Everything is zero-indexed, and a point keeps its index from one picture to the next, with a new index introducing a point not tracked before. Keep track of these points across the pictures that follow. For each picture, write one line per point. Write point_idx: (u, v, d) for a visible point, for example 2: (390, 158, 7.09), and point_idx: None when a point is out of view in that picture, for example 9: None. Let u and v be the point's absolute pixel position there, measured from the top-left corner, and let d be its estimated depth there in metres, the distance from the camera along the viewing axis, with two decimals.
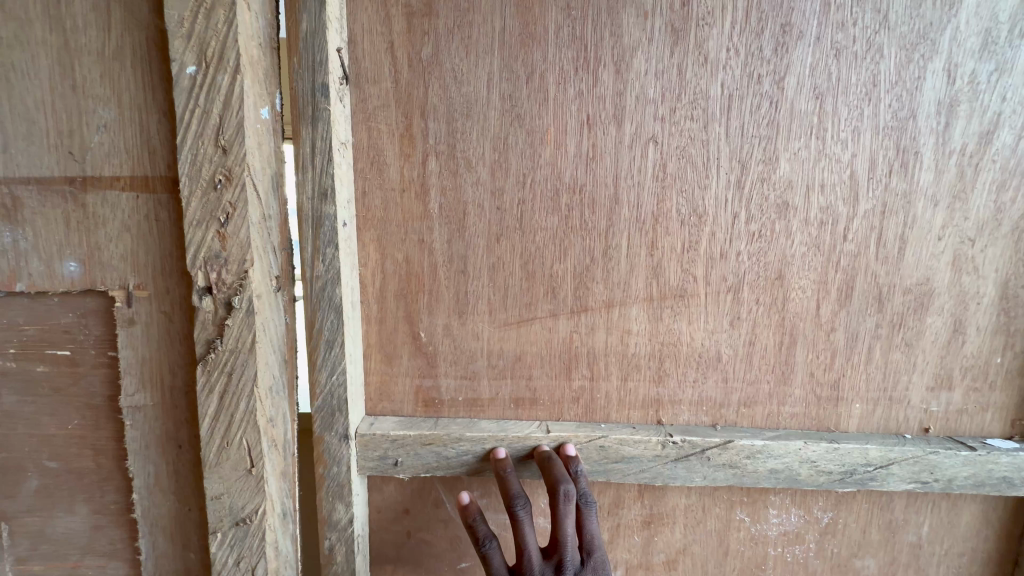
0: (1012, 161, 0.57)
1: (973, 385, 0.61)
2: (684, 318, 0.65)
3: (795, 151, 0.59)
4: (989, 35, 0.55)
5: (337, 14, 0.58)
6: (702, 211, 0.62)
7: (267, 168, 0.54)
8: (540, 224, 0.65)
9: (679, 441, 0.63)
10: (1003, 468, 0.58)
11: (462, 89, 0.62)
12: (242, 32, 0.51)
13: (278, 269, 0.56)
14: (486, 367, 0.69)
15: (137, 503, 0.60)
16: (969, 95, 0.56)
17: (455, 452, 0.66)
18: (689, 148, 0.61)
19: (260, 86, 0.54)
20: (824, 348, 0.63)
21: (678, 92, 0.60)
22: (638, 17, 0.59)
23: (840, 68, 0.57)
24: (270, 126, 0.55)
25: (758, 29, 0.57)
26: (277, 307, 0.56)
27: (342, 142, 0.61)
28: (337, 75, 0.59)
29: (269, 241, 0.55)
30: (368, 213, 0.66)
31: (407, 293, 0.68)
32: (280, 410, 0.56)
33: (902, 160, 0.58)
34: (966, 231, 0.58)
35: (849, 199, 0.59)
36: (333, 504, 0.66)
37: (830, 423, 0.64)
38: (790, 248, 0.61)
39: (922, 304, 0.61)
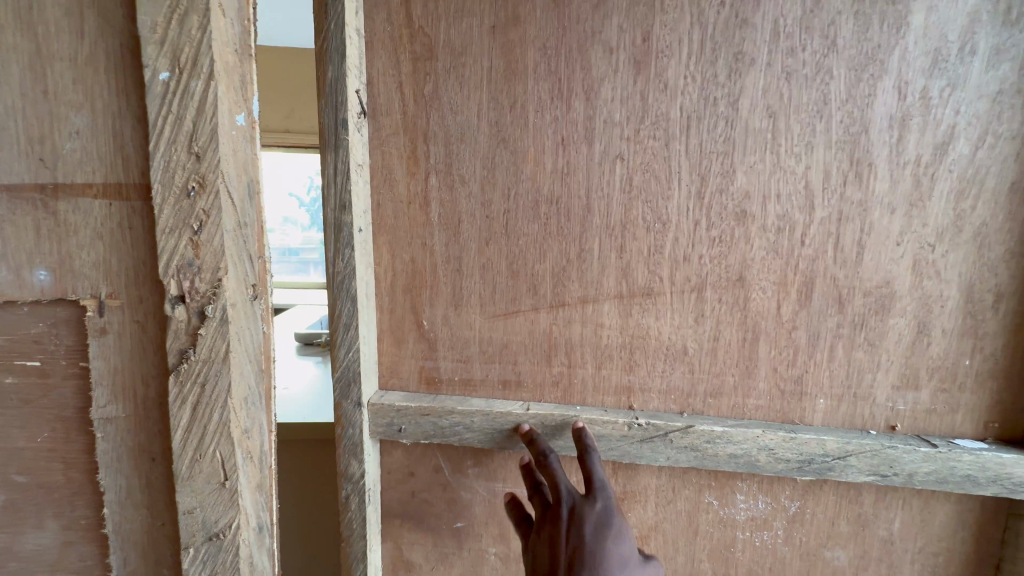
0: (970, 169, 0.55)
1: (941, 385, 0.61)
2: (651, 314, 0.67)
3: (751, 165, 0.60)
4: (939, 54, 0.53)
5: (356, 58, 0.63)
6: (666, 219, 0.64)
7: (243, 174, 0.53)
8: (522, 230, 0.68)
9: (644, 424, 0.65)
10: (965, 466, 0.58)
11: (457, 118, 0.66)
12: (216, 39, 0.50)
13: (256, 276, 0.54)
14: (480, 353, 0.73)
15: (108, 519, 0.59)
16: (921, 110, 0.55)
17: (450, 423, 0.70)
18: (654, 164, 0.63)
19: (237, 91, 0.53)
20: (787, 345, 0.64)
21: (642, 116, 0.62)
22: (604, 52, 0.61)
23: (793, 90, 0.57)
24: (247, 132, 0.54)
25: (714, 57, 0.59)
26: (255, 316, 0.54)
27: (360, 166, 0.65)
28: (356, 110, 0.64)
29: (245, 248, 0.53)
30: (382, 223, 0.71)
31: (412, 288, 0.72)
32: (257, 422, 0.55)
33: (857, 170, 0.57)
34: (926, 237, 0.57)
35: (805, 207, 0.60)
36: (349, 459, 0.71)
37: (794, 416, 0.65)
38: (749, 254, 0.62)
39: (883, 304, 0.60)
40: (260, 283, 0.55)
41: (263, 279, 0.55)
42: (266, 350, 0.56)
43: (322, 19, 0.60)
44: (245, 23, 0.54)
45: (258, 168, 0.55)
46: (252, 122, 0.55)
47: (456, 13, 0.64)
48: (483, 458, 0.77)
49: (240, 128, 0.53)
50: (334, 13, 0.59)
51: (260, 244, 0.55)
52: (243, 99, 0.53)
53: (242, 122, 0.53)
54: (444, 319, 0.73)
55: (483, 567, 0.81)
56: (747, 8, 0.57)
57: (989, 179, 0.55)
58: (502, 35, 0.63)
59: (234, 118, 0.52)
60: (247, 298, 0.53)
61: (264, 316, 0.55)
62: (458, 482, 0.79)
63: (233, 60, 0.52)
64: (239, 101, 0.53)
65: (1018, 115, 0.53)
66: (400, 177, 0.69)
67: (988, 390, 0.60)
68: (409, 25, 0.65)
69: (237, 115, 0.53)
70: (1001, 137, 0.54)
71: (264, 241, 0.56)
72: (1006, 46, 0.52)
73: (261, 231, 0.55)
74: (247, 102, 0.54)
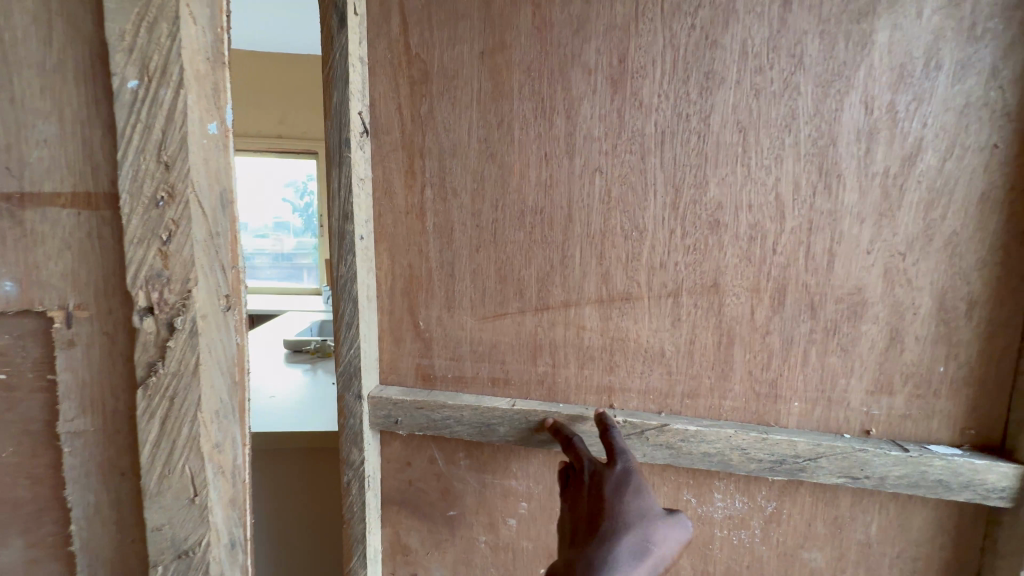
0: (939, 180, 0.55)
1: (915, 392, 0.62)
2: (631, 317, 0.70)
3: (723, 176, 0.62)
4: (905, 69, 0.54)
5: (359, 84, 0.70)
6: (642, 228, 0.67)
7: (216, 183, 0.52)
8: (509, 238, 0.72)
9: (621, 422, 0.68)
10: (937, 471, 0.59)
11: (450, 135, 0.71)
12: (187, 47, 0.49)
13: (229, 286, 0.53)
14: (470, 352, 0.77)
15: (76, 535, 0.57)
16: (888, 123, 0.56)
17: (441, 416, 0.75)
18: (630, 176, 0.66)
19: (209, 99, 0.52)
20: (761, 349, 0.66)
21: (619, 131, 0.65)
22: (583, 73, 0.65)
23: (761, 106, 0.59)
24: (220, 140, 0.53)
25: (685, 76, 0.61)
26: (228, 327, 0.53)
27: (360, 179, 0.72)
28: (358, 130, 0.71)
29: (217, 257, 0.52)
30: (383, 231, 0.76)
31: (408, 291, 0.78)
32: (229, 436, 0.53)
33: (826, 181, 0.59)
34: (896, 245, 0.58)
35: (776, 216, 0.61)
36: (350, 447, 0.78)
37: (769, 418, 0.67)
38: (722, 260, 0.65)
39: (855, 311, 0.61)
40: (234, 292, 0.54)
41: (237, 289, 0.54)
42: (240, 361, 0.54)
43: (330, 52, 0.68)
44: (218, 32, 0.52)
45: (233, 177, 0.54)
46: (225, 131, 0.54)
47: (448, 40, 0.69)
48: (474, 449, 0.81)
49: (212, 136, 0.52)
50: (340, 46, 0.67)
51: (234, 253, 0.54)
52: (215, 107, 0.52)
53: (214, 130, 0.52)
54: (438, 319, 0.77)
55: (474, 554, 0.84)
56: (716, 30, 0.59)
57: (957, 190, 0.55)
58: (490, 60, 0.68)
59: (206, 126, 0.51)
60: (219, 309, 0.52)
61: (239, 326, 0.54)
62: (452, 473, 0.83)
63: (205, 68, 0.51)
64: (211, 109, 0.52)
65: (984, 128, 0.53)
66: (399, 190, 0.75)
67: (963, 397, 0.61)
68: (406, 53, 0.71)
69: (209, 124, 0.52)
70: (968, 149, 0.54)
71: (239, 250, 0.55)
72: (970, 61, 0.52)
73: (236, 240, 0.54)
74: (221, 110, 0.53)
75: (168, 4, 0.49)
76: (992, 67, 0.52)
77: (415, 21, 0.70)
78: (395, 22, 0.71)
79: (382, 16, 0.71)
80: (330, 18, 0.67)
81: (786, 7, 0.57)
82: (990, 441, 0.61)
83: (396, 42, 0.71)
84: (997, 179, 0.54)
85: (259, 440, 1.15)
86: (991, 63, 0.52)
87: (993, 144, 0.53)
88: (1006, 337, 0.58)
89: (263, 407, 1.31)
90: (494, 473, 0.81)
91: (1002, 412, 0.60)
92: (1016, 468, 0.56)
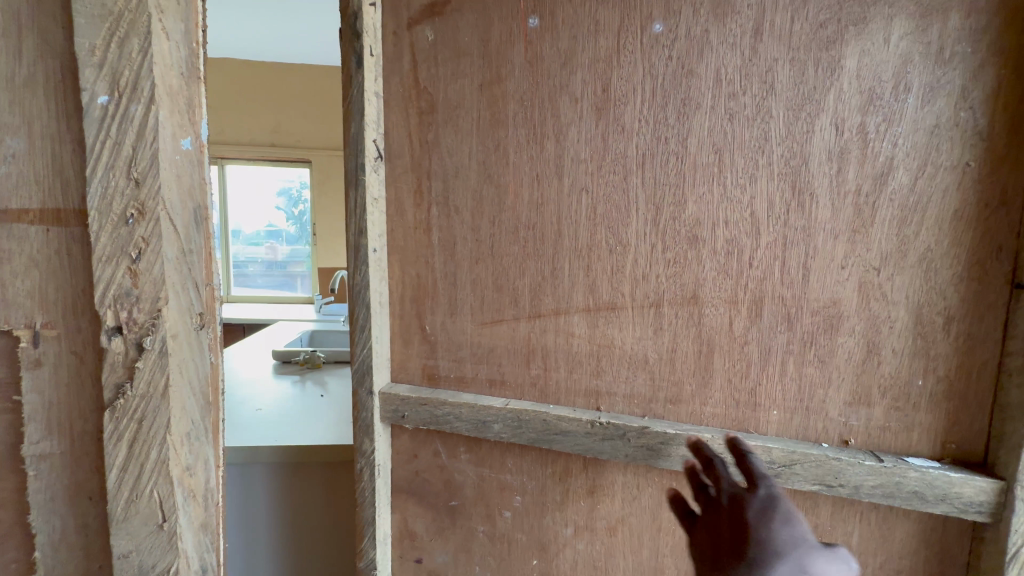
0: (911, 198, 0.56)
1: (894, 404, 0.62)
2: (616, 325, 0.74)
3: (700, 195, 0.66)
4: (873, 92, 0.56)
5: (374, 115, 0.80)
6: (626, 242, 0.71)
7: (190, 199, 0.52)
8: (506, 252, 0.79)
9: (604, 422, 0.73)
10: (911, 482, 0.59)
11: (453, 159, 0.79)
12: (158, 63, 0.49)
13: (203, 304, 0.53)
14: (471, 355, 0.84)
15: (40, 561, 0.55)
16: (859, 144, 0.57)
17: (442, 412, 0.83)
18: (614, 195, 0.71)
19: (182, 113, 0.51)
20: (739, 358, 0.68)
21: (603, 153, 0.70)
22: (570, 102, 0.71)
23: (736, 129, 0.62)
24: (194, 156, 0.53)
25: (663, 103, 0.66)
26: (201, 347, 0.52)
27: (374, 199, 0.81)
28: (374, 155, 0.81)
29: (190, 276, 0.51)
30: (394, 244, 0.86)
31: (417, 298, 0.86)
32: (201, 458, 0.53)
33: (799, 200, 0.61)
34: (870, 260, 0.59)
35: (751, 232, 0.64)
36: (362, 437, 0.88)
37: (749, 425, 0.69)
38: (702, 273, 0.68)
39: (832, 323, 0.63)
40: (207, 310, 0.53)
41: (210, 306, 0.54)
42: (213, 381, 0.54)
43: (350, 90, 0.80)
44: (192, 47, 0.52)
45: (208, 193, 0.54)
46: (200, 146, 0.54)
47: (451, 75, 0.78)
48: (473, 444, 0.87)
49: (185, 152, 0.52)
50: (357, 83, 0.78)
51: (208, 270, 0.53)
52: (189, 122, 0.52)
53: (188, 146, 0.52)
54: (442, 325, 0.85)
55: (473, 543, 0.90)
56: (692, 59, 0.64)
57: (931, 207, 0.56)
58: (487, 92, 0.76)
59: (179, 142, 0.51)
60: (193, 328, 0.52)
61: (213, 345, 0.54)
62: (454, 466, 0.89)
63: (178, 83, 0.51)
64: (185, 124, 0.51)
65: (955, 147, 0.54)
66: (408, 208, 0.84)
67: (943, 410, 0.61)
68: (416, 87, 0.80)
69: (184, 139, 0.51)
70: (940, 167, 0.55)
71: (215, 268, 0.55)
72: (939, 83, 0.53)
73: (209, 257, 0.54)
74: (195, 125, 0.53)
75: (139, 19, 0.48)
76: (961, 88, 0.53)
77: (423, 59, 0.79)
78: (406, 59, 0.80)
79: (395, 54, 0.81)
80: (350, 61, 0.79)
81: (757, 37, 0.60)
82: (974, 456, 0.60)
83: (406, 76, 0.81)
84: (971, 197, 0.54)
85: (239, 454, 1.13)
86: (959, 84, 0.53)
87: (966, 162, 0.54)
88: (987, 352, 0.58)
89: (245, 420, 1.28)
90: (490, 467, 0.86)
91: (984, 427, 0.60)
92: (992, 482, 0.56)
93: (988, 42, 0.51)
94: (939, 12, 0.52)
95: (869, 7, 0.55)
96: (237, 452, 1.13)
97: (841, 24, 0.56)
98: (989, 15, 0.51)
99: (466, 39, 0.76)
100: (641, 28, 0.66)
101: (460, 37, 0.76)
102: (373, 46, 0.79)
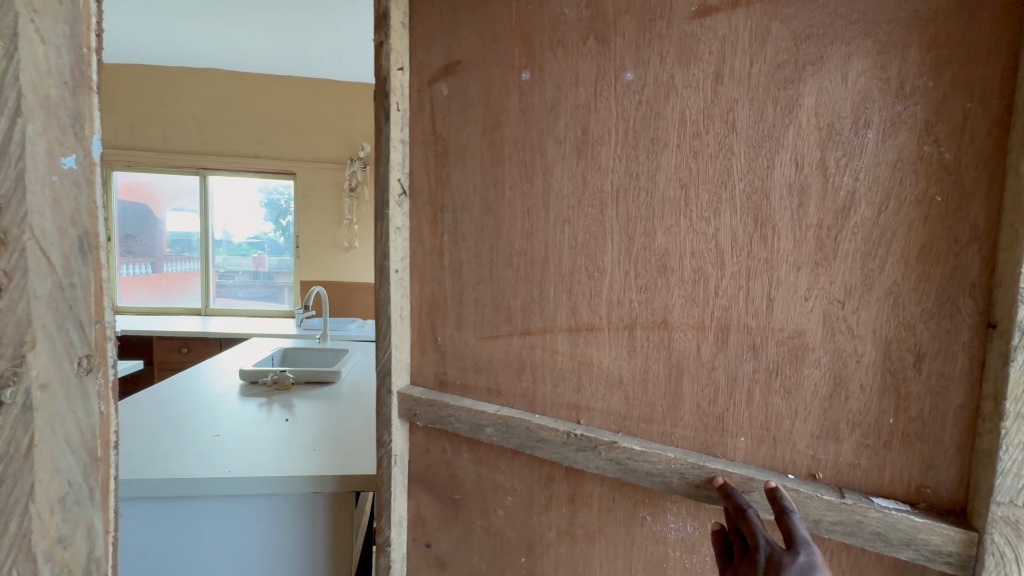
0: (874, 232, 0.56)
1: (864, 441, 0.59)
2: (595, 344, 0.77)
3: (668, 227, 0.69)
4: (833, 129, 0.57)
5: (399, 158, 0.94)
6: (601, 269, 0.75)
7: (73, 227, 0.39)
8: (502, 275, 0.86)
9: (578, 435, 0.77)
10: (872, 522, 0.57)
11: (460, 196, 0.89)
12: (28, 70, 0.35)
13: (91, 344, 0.42)
14: (473, 364, 0.91)
15: None
16: (819, 178, 0.59)
17: (449, 413, 0.92)
18: (593, 227, 0.76)
19: (62, 128, 0.38)
20: (708, 382, 0.68)
21: (584, 192, 0.76)
22: (558, 146, 0.78)
23: (700, 165, 0.66)
24: (80, 177, 0.40)
25: (635, 143, 0.70)
26: (88, 397, 0.41)
27: (397, 228, 0.95)
28: (397, 192, 0.94)
29: (70, 315, 0.40)
30: (415, 265, 0.97)
31: (432, 312, 0.96)
32: (82, 525, 0.42)
33: (761, 232, 0.63)
34: (834, 292, 0.59)
35: (716, 261, 0.66)
36: (382, 429, 1.00)
37: (717, 449, 0.68)
38: (670, 300, 0.70)
39: (796, 355, 0.62)
40: (97, 351, 0.42)
41: (101, 345, 0.43)
42: (104, 432, 0.43)
43: (381, 139, 0.94)
44: (81, 51, 0.39)
45: (97, 218, 0.42)
46: (88, 165, 0.41)
47: (459, 122, 0.88)
48: (474, 445, 0.92)
49: (65, 171, 0.39)
50: (386, 133, 0.93)
51: (99, 307, 0.42)
52: (74, 137, 0.39)
53: (71, 164, 0.39)
54: (451, 336, 0.94)
55: (472, 535, 0.94)
56: (659, 103, 0.68)
57: (896, 241, 0.55)
58: (490, 135, 0.85)
59: (56, 160, 0.38)
60: (73, 374, 0.40)
61: (103, 393, 0.43)
62: (457, 462, 0.95)
63: (57, 93, 0.38)
64: (66, 138, 0.38)
65: (918, 181, 0.53)
66: (426, 235, 0.95)
67: (916, 452, 0.57)
68: (434, 134, 0.92)
69: (65, 156, 0.39)
70: (905, 202, 0.54)
71: (104, 302, 0.43)
72: (900, 118, 0.54)
73: (99, 294, 0.42)
74: (83, 140, 0.40)
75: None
76: (923, 122, 0.53)
77: (440, 111, 0.91)
78: (426, 111, 0.93)
79: (418, 109, 0.94)
80: (383, 116, 0.94)
81: (718, 80, 0.64)
82: (951, 505, 0.55)
83: (427, 125, 0.93)
84: (938, 231, 0.53)
85: (242, 482, 1.17)
86: (923, 118, 0.53)
87: (931, 197, 0.53)
88: (962, 396, 0.54)
89: (247, 449, 1.33)
90: (488, 467, 0.91)
91: (961, 474, 0.55)
92: (961, 532, 0.53)
93: (950, 75, 0.51)
94: (897, 48, 0.53)
95: (825, 47, 0.57)
96: (239, 480, 1.17)
97: (798, 65, 0.59)
98: (950, 50, 0.51)
99: (473, 92, 0.86)
100: (615, 76, 0.72)
101: (468, 94, 0.87)
102: (400, 103, 0.93)
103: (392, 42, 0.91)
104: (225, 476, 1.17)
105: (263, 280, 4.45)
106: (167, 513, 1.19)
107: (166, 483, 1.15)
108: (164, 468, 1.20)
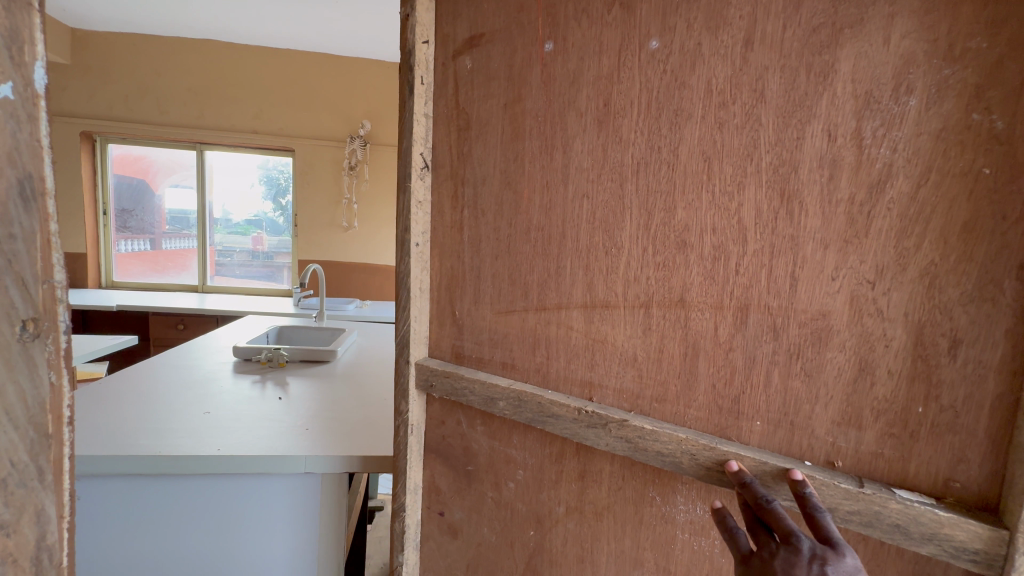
0: (911, 208, 0.52)
1: (889, 430, 0.55)
2: (609, 322, 0.73)
3: (689, 202, 0.65)
4: (871, 96, 0.53)
5: (422, 131, 0.89)
6: (616, 245, 0.72)
7: (11, 166, 0.34)
8: (520, 248, 0.82)
9: (590, 411, 0.73)
10: (892, 514, 0.53)
11: (476, 168, 0.85)
12: None
13: (37, 306, 0.37)
14: (489, 339, 0.87)
15: None
16: (853, 150, 0.54)
17: (462, 386, 0.88)
18: (612, 201, 0.71)
19: None
20: (723, 365, 0.65)
21: (603, 163, 0.71)
22: (577, 116, 0.73)
23: (724, 137, 0.62)
24: (19, 110, 0.35)
25: (657, 113, 0.66)
26: (33, 366, 0.37)
27: (418, 202, 0.91)
28: (420, 166, 0.90)
29: (9, 271, 0.35)
30: (436, 240, 0.93)
31: (452, 286, 0.92)
32: (30, 510, 0.38)
33: (787, 208, 0.59)
34: (864, 273, 0.55)
35: (738, 238, 0.62)
36: (400, 400, 0.97)
37: (730, 433, 0.65)
38: (688, 277, 0.66)
39: (820, 338, 0.58)
40: (47, 314, 0.38)
41: (51, 308, 0.38)
42: (56, 407, 0.39)
43: (405, 112, 0.90)
44: None
45: (45, 159, 0.37)
46: (32, 97, 0.36)
47: (482, 95, 0.83)
48: (488, 418, 0.88)
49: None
50: (410, 107, 0.88)
51: (48, 264, 0.37)
52: (9, 61, 0.34)
53: (8, 93, 0.34)
54: (468, 310, 0.90)
55: (483, 507, 0.91)
56: (684, 72, 0.64)
57: (936, 218, 0.51)
58: (511, 110, 0.80)
59: None
60: (14, 339, 0.36)
61: (55, 362, 0.38)
62: (471, 434, 0.91)
63: None
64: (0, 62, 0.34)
65: (965, 153, 0.49)
66: (447, 209, 0.91)
67: (947, 444, 0.53)
68: (457, 108, 0.87)
69: None
70: (947, 175, 0.50)
71: (55, 257, 0.38)
72: (946, 83, 0.49)
73: (50, 248, 0.37)
74: (22, 67, 0.35)
75: None
76: (974, 87, 0.48)
77: (463, 84, 0.86)
78: (451, 85, 0.88)
79: (442, 82, 0.89)
80: (405, 91, 0.90)
81: (749, 47, 0.59)
82: (979, 501, 0.52)
83: (450, 99, 0.88)
84: (985, 208, 0.49)
85: (223, 461, 1.14)
86: (974, 83, 0.48)
87: (978, 169, 0.49)
88: (999, 386, 0.50)
89: (234, 427, 1.31)
90: (501, 440, 0.87)
91: (995, 469, 0.51)
92: (991, 530, 0.49)
93: (1009, 34, 0.46)
94: (949, 5, 0.48)
95: (866, 7, 0.52)
96: (223, 458, 1.14)
97: (835, 28, 0.54)
98: (1009, 8, 0.46)
99: (497, 64, 0.81)
100: (640, 45, 0.67)
101: (492, 64, 0.82)
102: (425, 76, 0.89)
103: (418, 14, 0.86)
104: (210, 455, 1.14)
105: (262, 259, 4.42)
106: (148, 491, 1.16)
107: (148, 460, 1.12)
108: (146, 446, 1.17)
